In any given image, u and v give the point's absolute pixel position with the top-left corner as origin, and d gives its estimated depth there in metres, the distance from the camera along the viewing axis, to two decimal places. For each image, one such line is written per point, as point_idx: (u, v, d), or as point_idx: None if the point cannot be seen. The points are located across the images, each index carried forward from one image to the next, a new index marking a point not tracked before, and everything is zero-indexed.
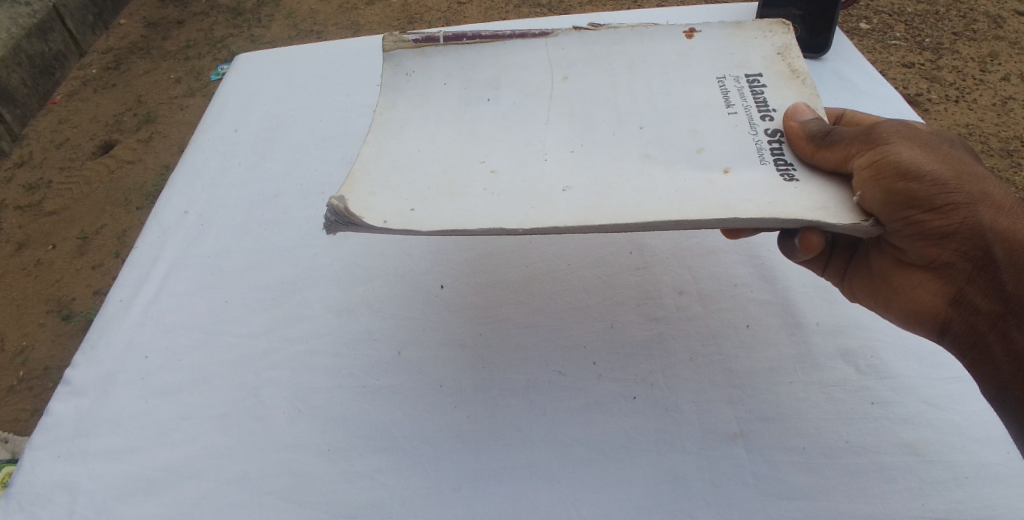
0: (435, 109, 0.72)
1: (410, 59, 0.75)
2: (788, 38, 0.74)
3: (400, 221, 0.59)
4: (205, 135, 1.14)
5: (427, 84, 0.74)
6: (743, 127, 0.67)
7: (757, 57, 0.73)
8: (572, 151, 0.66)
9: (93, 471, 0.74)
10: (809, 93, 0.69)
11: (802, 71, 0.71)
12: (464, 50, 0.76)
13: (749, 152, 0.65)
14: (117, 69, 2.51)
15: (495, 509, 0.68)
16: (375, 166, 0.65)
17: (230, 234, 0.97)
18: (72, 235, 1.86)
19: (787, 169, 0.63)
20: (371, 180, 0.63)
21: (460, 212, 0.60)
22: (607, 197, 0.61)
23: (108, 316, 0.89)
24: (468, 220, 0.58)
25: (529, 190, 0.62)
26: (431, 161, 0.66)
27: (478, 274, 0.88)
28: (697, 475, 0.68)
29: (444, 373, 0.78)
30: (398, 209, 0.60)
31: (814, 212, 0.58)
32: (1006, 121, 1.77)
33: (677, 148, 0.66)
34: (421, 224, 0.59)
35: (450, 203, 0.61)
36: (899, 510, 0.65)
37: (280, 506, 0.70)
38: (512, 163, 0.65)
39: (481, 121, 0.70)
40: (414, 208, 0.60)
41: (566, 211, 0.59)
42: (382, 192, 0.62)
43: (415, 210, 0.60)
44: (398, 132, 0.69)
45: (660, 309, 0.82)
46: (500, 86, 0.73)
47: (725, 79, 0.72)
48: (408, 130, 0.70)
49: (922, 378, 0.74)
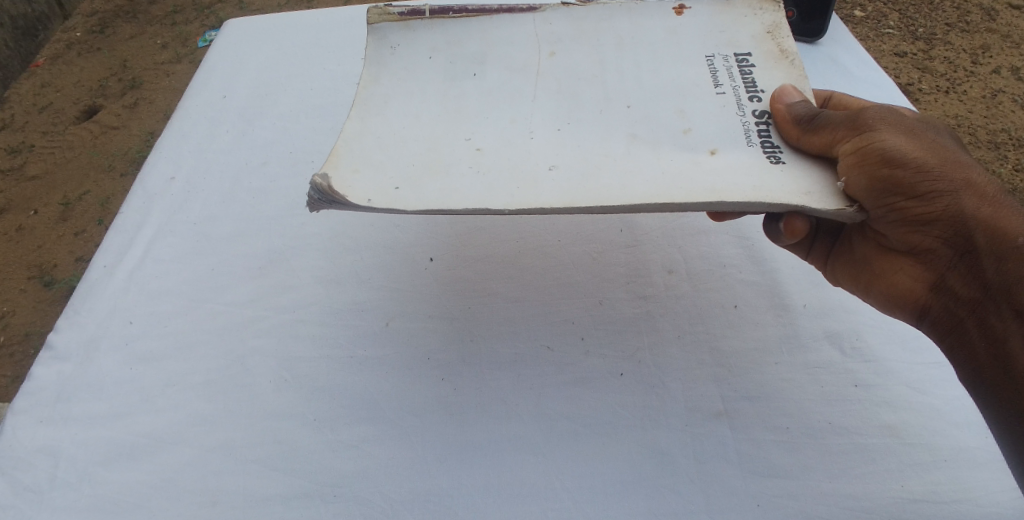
0: (418, 85, 0.71)
1: (395, 34, 0.73)
2: (777, 16, 0.73)
3: (383, 201, 0.58)
4: (192, 100, 1.12)
5: (412, 58, 0.73)
6: (731, 108, 0.67)
7: (747, 36, 0.73)
8: (558, 129, 0.66)
9: (75, 436, 0.74)
10: (798, 74, 0.69)
11: (791, 51, 0.71)
12: (449, 24, 0.74)
13: (736, 133, 0.65)
14: (102, 33, 2.46)
15: (480, 481, 0.68)
16: (359, 143, 0.64)
17: (217, 201, 0.96)
18: (55, 200, 1.83)
19: (774, 151, 0.64)
20: (356, 158, 0.63)
21: (445, 191, 0.59)
22: (592, 178, 0.60)
23: (92, 281, 0.87)
24: (453, 201, 0.58)
25: (515, 171, 0.61)
26: (415, 140, 0.65)
27: (466, 248, 0.87)
28: (680, 452, 0.69)
29: (430, 345, 0.78)
30: (382, 188, 0.60)
31: (801, 196, 0.58)
32: (994, 113, 1.78)
33: (665, 128, 0.66)
34: (405, 204, 0.58)
35: (435, 182, 0.60)
36: (877, 490, 0.67)
37: (264, 474, 0.70)
38: (500, 142, 0.64)
39: (466, 98, 0.69)
40: (398, 188, 0.60)
41: (552, 192, 0.59)
42: (365, 171, 0.61)
43: (399, 189, 0.60)
44: (382, 108, 0.68)
45: (648, 287, 0.83)
46: (487, 62, 0.72)
47: (714, 58, 0.72)
48: (392, 106, 0.69)
49: (905, 362, 0.75)
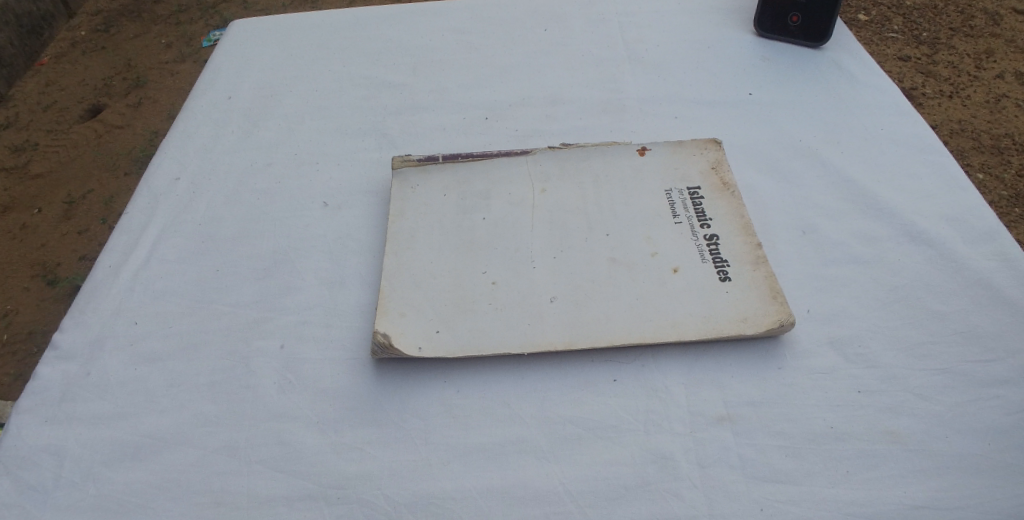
0: (438, 218, 0.88)
1: (414, 176, 0.93)
2: (718, 154, 0.94)
3: (430, 346, 0.75)
4: (198, 100, 1.12)
5: (429, 194, 0.91)
6: (687, 235, 0.84)
7: (696, 171, 0.92)
8: (554, 257, 0.83)
9: (80, 436, 0.74)
10: (737, 203, 0.88)
11: (731, 183, 0.90)
12: (458, 166, 0.94)
13: (693, 254, 0.82)
14: (107, 32, 2.47)
15: (484, 484, 0.69)
16: (398, 286, 0.80)
17: (221, 202, 0.96)
18: (59, 199, 1.83)
19: (723, 265, 0.80)
20: (399, 302, 0.79)
21: (475, 332, 0.76)
22: (584, 307, 0.77)
23: (97, 280, 0.87)
24: (482, 344, 0.75)
25: (524, 304, 0.78)
26: (442, 275, 0.81)
27: (468, 236, 0.85)
28: (683, 457, 0.69)
29: (429, 333, 0.76)
30: (426, 332, 0.76)
31: (741, 315, 0.76)
32: (998, 118, 1.77)
33: (636, 252, 0.83)
34: (447, 349, 0.75)
35: (465, 322, 0.77)
36: (879, 497, 0.67)
37: (268, 475, 0.70)
38: (508, 273, 0.81)
39: (477, 228, 0.86)
40: (439, 330, 0.76)
41: (556, 326, 0.76)
42: (409, 313, 0.78)
43: (439, 332, 0.76)
44: (411, 242, 0.85)
45: (653, 274, 0.80)
46: (491, 198, 0.90)
47: (672, 192, 0.89)
48: (418, 241, 0.85)
49: (909, 368, 0.75)
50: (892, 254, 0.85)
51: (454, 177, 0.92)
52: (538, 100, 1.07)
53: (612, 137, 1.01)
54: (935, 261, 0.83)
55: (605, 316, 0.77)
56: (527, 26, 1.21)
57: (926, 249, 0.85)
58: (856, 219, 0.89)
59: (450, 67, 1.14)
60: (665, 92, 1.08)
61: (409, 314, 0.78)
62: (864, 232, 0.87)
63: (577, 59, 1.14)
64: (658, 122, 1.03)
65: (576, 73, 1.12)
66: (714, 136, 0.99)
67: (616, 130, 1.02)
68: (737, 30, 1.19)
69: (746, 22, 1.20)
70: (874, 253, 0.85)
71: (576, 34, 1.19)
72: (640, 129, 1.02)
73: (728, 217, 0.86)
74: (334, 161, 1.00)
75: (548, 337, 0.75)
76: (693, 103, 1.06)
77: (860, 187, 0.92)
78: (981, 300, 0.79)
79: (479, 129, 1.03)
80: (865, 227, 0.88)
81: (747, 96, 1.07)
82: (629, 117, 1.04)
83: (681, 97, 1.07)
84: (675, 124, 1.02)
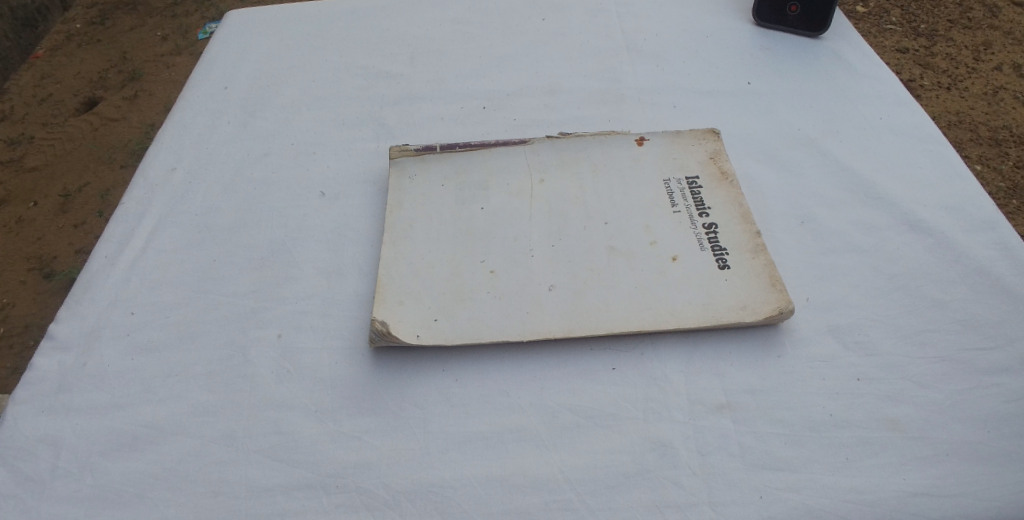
0: (436, 207, 0.87)
1: (412, 166, 0.92)
2: (717, 145, 0.93)
3: (428, 335, 0.75)
4: (194, 90, 1.11)
5: (427, 185, 0.90)
6: (685, 224, 0.84)
7: (695, 161, 0.91)
8: (553, 246, 0.82)
9: (77, 426, 0.74)
10: (736, 192, 0.87)
11: (730, 174, 0.89)
12: (456, 156, 0.93)
13: (692, 243, 0.82)
14: (102, 25, 2.45)
15: (483, 472, 0.68)
16: (397, 275, 0.80)
17: (218, 193, 0.95)
18: (55, 192, 1.82)
19: (722, 254, 0.80)
20: (398, 290, 0.79)
21: (474, 320, 0.76)
22: (584, 295, 0.77)
23: (93, 271, 0.87)
24: (481, 332, 0.75)
25: (523, 293, 0.78)
26: (440, 264, 0.81)
27: (467, 225, 0.85)
28: (683, 445, 0.69)
29: (428, 321, 0.76)
30: (425, 321, 0.76)
31: (739, 304, 0.76)
32: (996, 110, 1.77)
33: (635, 241, 0.82)
34: (446, 337, 0.75)
35: (464, 311, 0.77)
36: (878, 484, 0.67)
37: (266, 464, 0.70)
38: (507, 263, 0.81)
39: (476, 218, 0.86)
40: (437, 319, 0.76)
41: (556, 314, 0.76)
42: (408, 302, 0.78)
43: (438, 320, 0.76)
44: (409, 232, 0.85)
45: (653, 263, 0.80)
46: (489, 188, 0.89)
47: (670, 182, 0.89)
48: (416, 230, 0.85)
49: (908, 356, 0.75)
50: (892, 243, 0.84)
51: (452, 168, 0.92)
52: (536, 90, 1.06)
53: (611, 127, 1.00)
54: (935, 251, 0.83)
55: (604, 304, 0.77)
56: (525, 16, 1.21)
57: (925, 237, 0.84)
58: (855, 208, 0.88)
59: (448, 57, 1.13)
60: (663, 82, 1.07)
61: (408, 303, 0.78)
62: (864, 221, 0.87)
63: (576, 49, 1.14)
64: (657, 111, 1.02)
65: (574, 63, 1.11)
66: (714, 127, 0.98)
67: (614, 120, 1.01)
68: (736, 20, 1.18)
69: (744, 12, 1.20)
70: (873, 242, 0.85)
71: (574, 25, 1.19)
72: (639, 119, 1.01)
73: (727, 207, 0.85)
74: (331, 151, 0.99)
75: (547, 326, 0.75)
76: (692, 92, 1.05)
77: (859, 176, 0.92)
78: (980, 289, 0.79)
79: (477, 119, 1.02)
80: (864, 216, 0.88)
81: (746, 86, 1.06)
82: (628, 107, 1.03)
83: (680, 87, 1.06)
84: (674, 114, 1.02)
